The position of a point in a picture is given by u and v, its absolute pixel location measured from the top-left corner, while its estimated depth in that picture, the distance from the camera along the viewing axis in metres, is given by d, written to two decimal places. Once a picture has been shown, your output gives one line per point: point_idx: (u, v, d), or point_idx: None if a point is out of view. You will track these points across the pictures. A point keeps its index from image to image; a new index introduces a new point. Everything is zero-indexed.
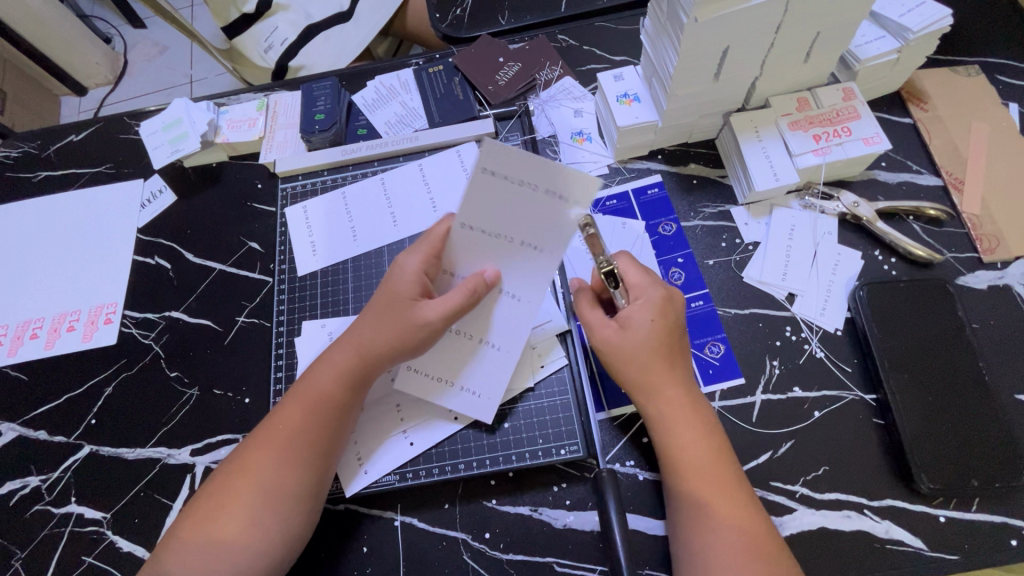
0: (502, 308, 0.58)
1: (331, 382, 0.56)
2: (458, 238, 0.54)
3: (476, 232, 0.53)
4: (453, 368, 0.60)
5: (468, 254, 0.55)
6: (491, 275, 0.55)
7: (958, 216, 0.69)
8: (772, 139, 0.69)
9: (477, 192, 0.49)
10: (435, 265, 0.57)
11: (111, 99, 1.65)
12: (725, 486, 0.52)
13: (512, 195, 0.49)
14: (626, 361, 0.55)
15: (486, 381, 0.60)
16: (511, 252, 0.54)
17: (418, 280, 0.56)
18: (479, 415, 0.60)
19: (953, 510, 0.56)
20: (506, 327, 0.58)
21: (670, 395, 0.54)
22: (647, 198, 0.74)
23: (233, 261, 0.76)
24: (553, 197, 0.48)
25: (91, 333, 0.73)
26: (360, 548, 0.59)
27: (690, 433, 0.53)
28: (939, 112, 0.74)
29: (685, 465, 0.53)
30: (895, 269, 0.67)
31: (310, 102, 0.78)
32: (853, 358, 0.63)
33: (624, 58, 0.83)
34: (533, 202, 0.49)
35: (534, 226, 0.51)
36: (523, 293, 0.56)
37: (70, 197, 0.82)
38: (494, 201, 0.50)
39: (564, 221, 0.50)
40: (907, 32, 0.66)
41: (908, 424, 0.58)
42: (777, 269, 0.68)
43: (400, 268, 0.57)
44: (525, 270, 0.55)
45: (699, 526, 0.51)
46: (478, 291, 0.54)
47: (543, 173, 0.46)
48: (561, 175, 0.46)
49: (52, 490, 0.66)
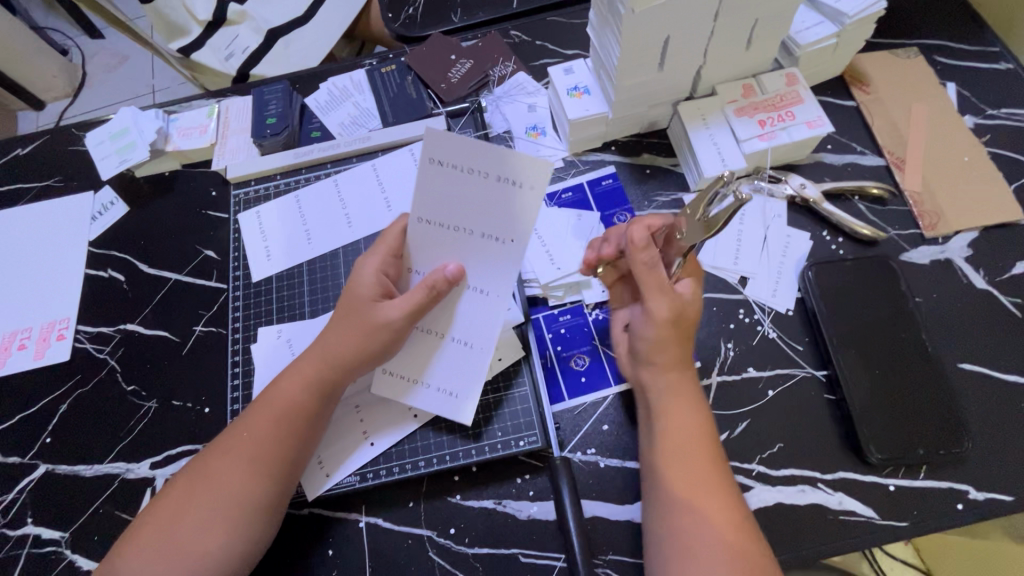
0: (468, 303, 0.56)
1: (300, 392, 0.56)
2: (417, 234, 0.53)
3: (433, 226, 0.52)
4: (422, 368, 0.59)
5: (428, 250, 0.54)
6: (453, 270, 0.53)
7: (902, 194, 0.71)
8: (719, 125, 0.70)
9: (429, 186, 0.49)
10: (394, 264, 0.57)
11: (71, 112, 1.61)
12: (707, 468, 0.52)
13: (464, 185, 0.48)
14: (680, 332, 0.55)
15: (456, 379, 0.58)
16: (473, 245, 0.52)
17: (378, 281, 0.56)
18: (455, 416, 0.58)
19: (902, 478, 0.58)
20: (472, 322, 0.56)
21: (670, 380, 0.55)
22: (602, 189, 0.74)
23: (189, 270, 0.75)
24: (504, 183, 0.47)
25: (44, 350, 0.72)
26: (325, 551, 0.59)
27: (681, 415, 0.54)
28: (881, 94, 0.77)
29: (677, 447, 0.53)
30: (843, 248, 0.69)
31: (261, 107, 0.78)
32: (804, 336, 0.65)
33: (576, 52, 0.84)
34: (486, 191, 0.48)
35: (493, 218, 0.49)
36: (489, 287, 0.54)
37: (18, 212, 0.80)
38: (446, 195, 0.49)
39: (520, 209, 0.48)
40: (844, 16, 0.68)
41: (856, 397, 0.59)
42: (729, 254, 0.69)
43: (359, 273, 0.57)
44: (490, 264, 0.53)
45: (677, 506, 0.51)
46: (437, 287, 0.53)
47: (490, 158, 0.46)
48: (506, 157, 0.45)
49: (7, 511, 0.64)
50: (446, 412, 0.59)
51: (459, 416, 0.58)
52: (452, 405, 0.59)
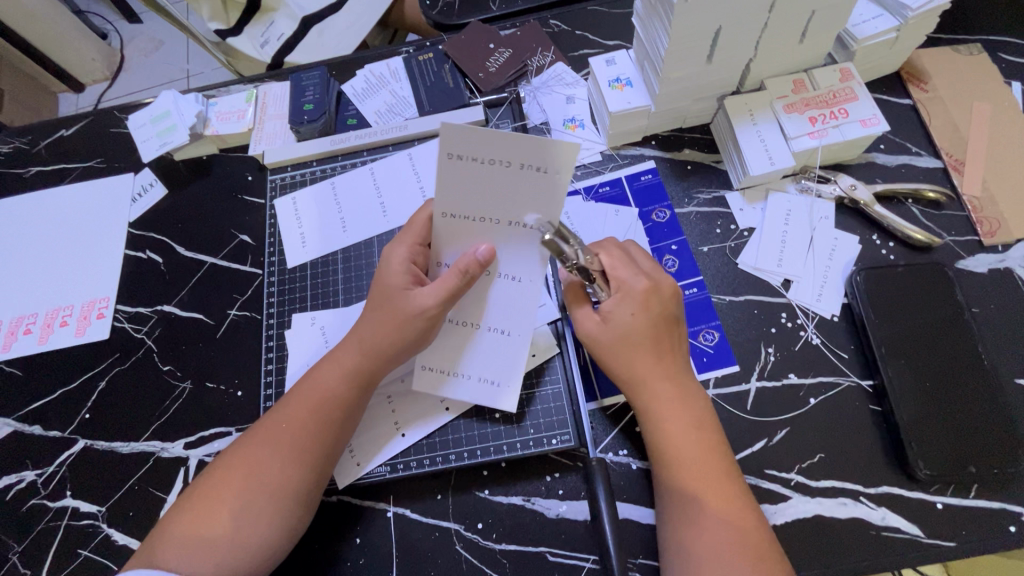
0: (501, 290, 0.55)
1: (337, 382, 0.57)
2: (442, 228, 0.51)
3: (459, 219, 0.50)
4: (456, 360, 0.58)
5: (452, 239, 0.52)
6: (485, 252, 0.51)
7: (959, 199, 0.68)
8: (767, 122, 0.67)
9: (448, 180, 0.46)
10: (422, 253, 0.57)
11: (110, 95, 1.64)
12: (702, 476, 0.51)
13: (487, 176, 0.45)
14: (614, 353, 0.55)
15: (493, 367, 0.58)
16: (503, 232, 0.50)
17: (406, 269, 0.56)
18: (497, 402, 0.58)
19: (951, 497, 0.56)
20: (506, 310, 0.56)
21: (657, 388, 0.53)
22: (641, 184, 0.73)
23: (225, 254, 0.75)
24: (530, 171, 0.44)
25: (84, 327, 0.73)
26: (354, 539, 0.59)
27: (664, 426, 0.53)
28: (939, 92, 0.73)
29: (669, 458, 0.52)
30: (893, 253, 0.66)
31: (298, 93, 0.78)
32: (849, 344, 0.63)
33: (617, 42, 0.82)
34: (514, 180, 0.45)
35: (522, 205, 0.47)
36: (521, 273, 0.53)
37: (61, 192, 0.82)
38: (468, 188, 0.47)
39: (549, 193, 0.46)
40: (906, 10, 0.64)
41: (904, 410, 0.57)
42: (772, 256, 0.67)
43: (386, 262, 0.57)
44: (522, 249, 0.51)
45: (677, 514, 0.51)
46: (470, 271, 0.51)
47: (513, 147, 0.43)
48: (531, 146, 0.42)
49: (48, 483, 0.66)
50: (488, 399, 0.58)
51: (501, 402, 0.58)
52: (492, 393, 0.59)
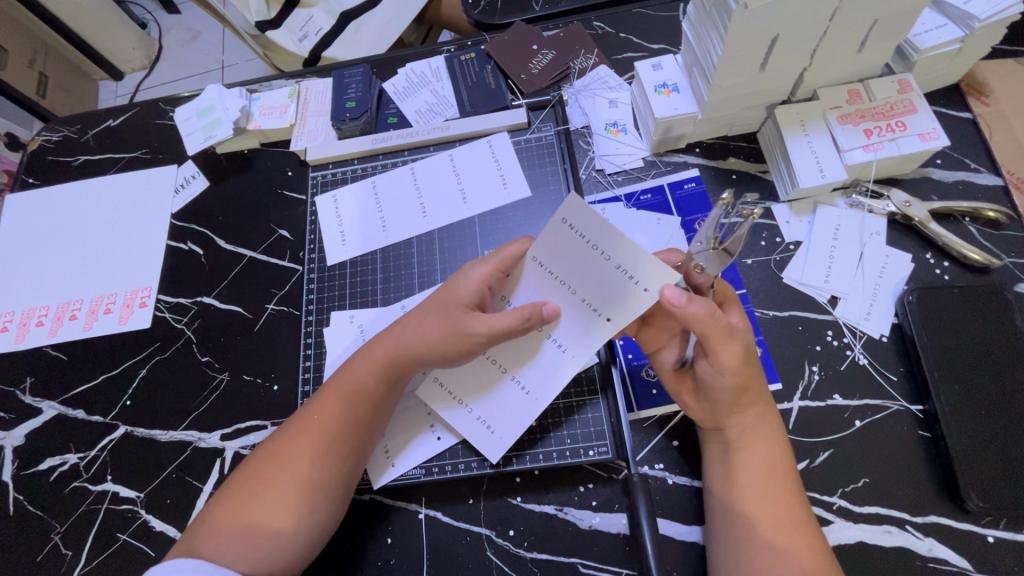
0: (544, 354, 0.55)
1: (366, 377, 0.57)
2: (529, 270, 0.53)
3: (542, 269, 0.52)
4: (472, 392, 0.59)
5: (530, 287, 0.54)
6: (550, 311, 0.52)
7: (1019, 219, 0.65)
8: (819, 133, 0.65)
9: (551, 235, 0.48)
10: (499, 280, 0.55)
11: (147, 84, 1.67)
12: (789, 499, 0.50)
13: (581, 254, 0.48)
14: (754, 371, 0.51)
15: (500, 417, 0.58)
16: (573, 304, 0.52)
17: (479, 290, 0.55)
18: (484, 449, 0.58)
19: (1004, 531, 0.53)
20: (541, 374, 0.56)
21: (753, 414, 0.52)
22: (684, 193, 0.71)
23: (264, 248, 0.76)
24: (622, 274, 0.46)
25: (127, 316, 0.75)
26: (385, 539, 0.59)
27: (767, 444, 0.52)
28: (1002, 107, 0.70)
29: (750, 485, 0.50)
30: (948, 273, 0.64)
31: (341, 90, 0.78)
32: (899, 365, 0.61)
33: (663, 46, 0.80)
34: (603, 271, 0.47)
35: (598, 290, 0.49)
36: (569, 345, 0.54)
37: (107, 181, 0.83)
38: (566, 250, 0.48)
39: (626, 298, 0.48)
40: (973, 20, 0.62)
41: (957, 438, 0.55)
42: (820, 271, 0.65)
43: (464, 274, 0.56)
44: (582, 327, 0.52)
45: (753, 546, 0.48)
46: (531, 320, 0.52)
47: (620, 248, 0.45)
48: (636, 256, 0.45)
49: (90, 467, 0.68)
50: (476, 441, 0.59)
51: (487, 450, 0.58)
52: (483, 437, 0.59)
